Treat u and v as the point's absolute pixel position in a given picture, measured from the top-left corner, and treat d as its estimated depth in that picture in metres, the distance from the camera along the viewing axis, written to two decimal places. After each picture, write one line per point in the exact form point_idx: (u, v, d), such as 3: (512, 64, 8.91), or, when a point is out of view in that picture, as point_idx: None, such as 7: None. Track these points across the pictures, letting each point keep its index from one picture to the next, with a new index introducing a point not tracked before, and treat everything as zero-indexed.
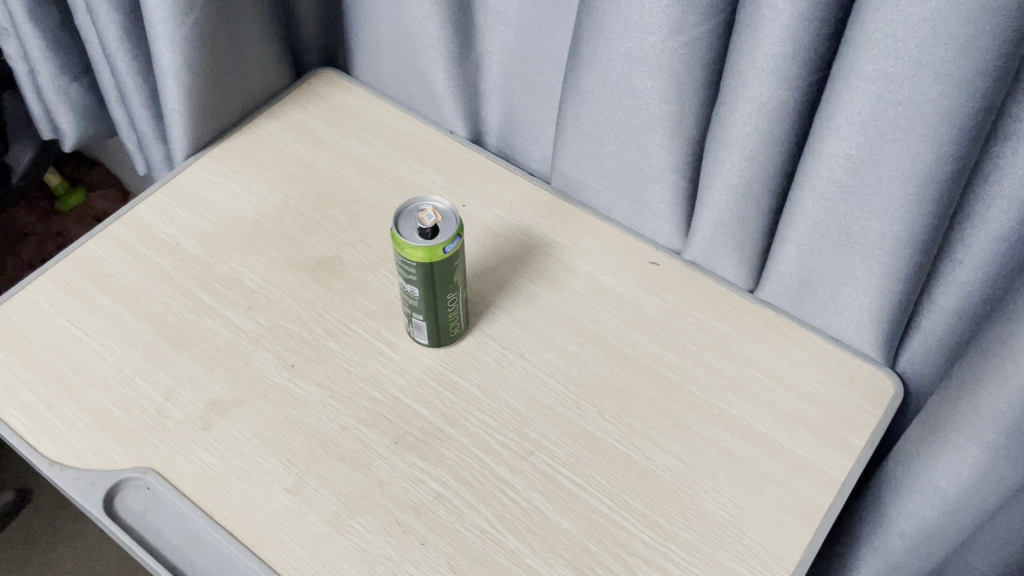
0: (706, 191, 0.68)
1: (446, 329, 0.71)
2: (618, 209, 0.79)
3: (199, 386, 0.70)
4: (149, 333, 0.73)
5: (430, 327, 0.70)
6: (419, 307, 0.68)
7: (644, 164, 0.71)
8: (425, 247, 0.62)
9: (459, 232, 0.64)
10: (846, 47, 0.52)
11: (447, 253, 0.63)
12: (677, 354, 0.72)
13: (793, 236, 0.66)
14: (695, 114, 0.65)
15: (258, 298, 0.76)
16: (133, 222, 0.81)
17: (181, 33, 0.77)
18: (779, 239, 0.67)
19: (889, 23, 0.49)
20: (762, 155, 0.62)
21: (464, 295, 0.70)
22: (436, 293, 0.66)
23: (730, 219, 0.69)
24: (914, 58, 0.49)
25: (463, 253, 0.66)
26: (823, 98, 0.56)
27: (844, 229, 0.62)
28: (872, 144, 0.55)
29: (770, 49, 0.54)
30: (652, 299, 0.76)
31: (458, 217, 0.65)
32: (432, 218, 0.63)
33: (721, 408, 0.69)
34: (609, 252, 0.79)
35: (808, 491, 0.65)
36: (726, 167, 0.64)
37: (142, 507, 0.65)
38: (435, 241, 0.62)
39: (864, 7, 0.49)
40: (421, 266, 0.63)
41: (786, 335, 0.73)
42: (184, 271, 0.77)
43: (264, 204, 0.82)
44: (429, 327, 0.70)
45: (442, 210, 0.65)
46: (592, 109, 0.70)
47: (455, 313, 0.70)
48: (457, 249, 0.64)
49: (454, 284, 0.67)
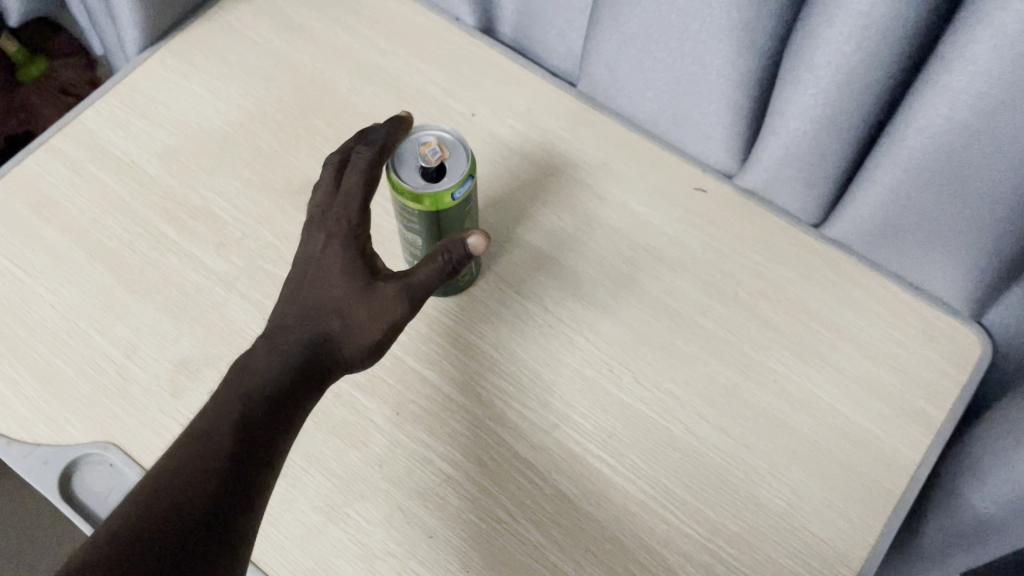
0: (778, 117, 0.54)
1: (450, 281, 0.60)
2: (659, 122, 0.66)
3: (165, 342, 0.60)
4: (103, 275, 0.62)
5: None
6: (423, 255, 0.56)
7: (697, 79, 0.57)
8: (426, 193, 0.50)
9: (467, 174, 0.51)
10: None
11: (452, 203, 0.51)
12: (726, 305, 0.62)
13: (893, 167, 0.51)
14: (771, 33, 0.51)
15: (231, 232, 0.64)
16: (78, 133, 0.68)
17: None
18: (872, 169, 0.53)
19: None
20: (866, 71, 0.47)
21: None
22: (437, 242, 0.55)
23: (803, 152, 0.56)
24: None
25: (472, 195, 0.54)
26: (956, 20, 0.42)
27: (969, 161, 0.48)
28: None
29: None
30: (698, 237, 0.64)
31: (470, 153, 0.52)
32: (437, 154, 0.51)
33: (777, 371, 0.59)
34: (648, 177, 0.66)
35: (876, 475, 0.56)
36: (808, 94, 0.50)
37: (106, 489, 0.56)
38: (439, 187, 0.50)
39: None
40: (420, 213, 0.51)
41: (856, 282, 0.62)
42: (143, 196, 0.65)
43: (234, 111, 0.69)
44: None
45: (448, 142, 0.52)
46: (637, 8, 0.55)
47: None
48: (468, 193, 0.52)
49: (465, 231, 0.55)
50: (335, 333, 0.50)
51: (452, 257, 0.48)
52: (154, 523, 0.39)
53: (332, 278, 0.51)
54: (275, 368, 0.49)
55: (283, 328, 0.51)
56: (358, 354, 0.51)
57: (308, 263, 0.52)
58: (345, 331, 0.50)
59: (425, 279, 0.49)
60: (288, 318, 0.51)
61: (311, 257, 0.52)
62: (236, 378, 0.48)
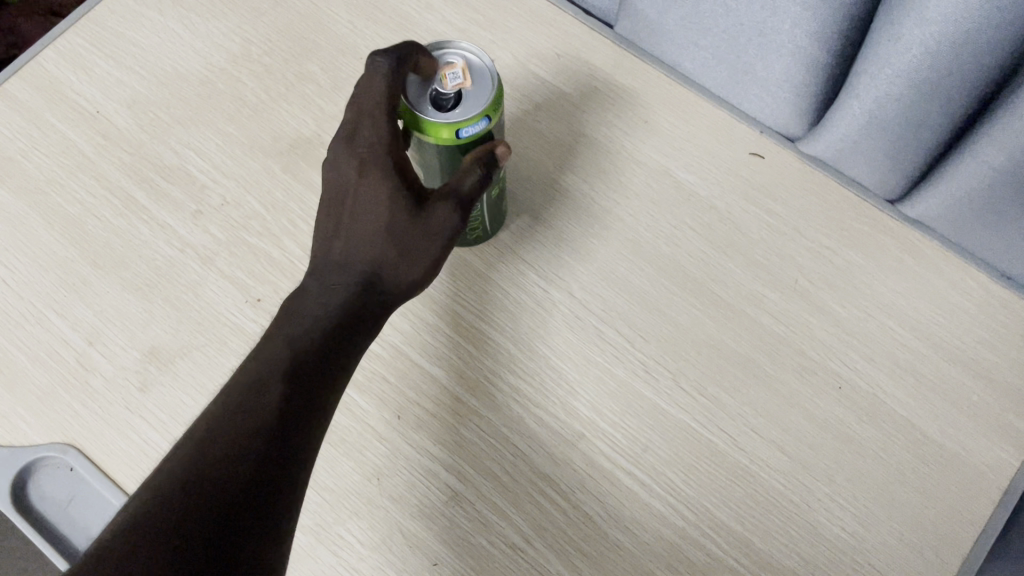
0: (865, 78, 0.44)
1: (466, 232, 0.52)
2: (711, 75, 0.56)
3: (132, 327, 0.52)
4: (63, 246, 0.54)
5: None
6: None
7: (765, 28, 0.47)
8: (426, 121, 0.42)
9: (490, 105, 0.43)
10: None
11: (467, 139, 0.43)
12: (783, 294, 0.53)
13: (1019, 135, 0.41)
14: None
15: (210, 197, 0.55)
16: (36, 78, 0.59)
17: None
18: (987, 139, 0.43)
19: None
20: (1002, 19, 0.37)
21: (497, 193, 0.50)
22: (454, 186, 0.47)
23: (892, 119, 0.46)
24: None
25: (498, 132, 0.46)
26: None
27: None
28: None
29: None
30: (751, 212, 0.55)
31: (496, 85, 0.43)
32: (454, 80, 0.43)
33: (842, 376, 0.51)
34: (694, 139, 0.57)
35: (957, 502, 0.47)
36: (911, 51, 0.41)
37: (65, 496, 0.49)
38: (443, 117, 0.42)
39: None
40: (429, 147, 0.44)
41: (937, 270, 0.53)
42: (108, 154, 0.57)
43: (215, 53, 0.60)
44: None
45: (474, 68, 0.44)
46: None
47: (481, 213, 0.51)
48: (480, 134, 0.43)
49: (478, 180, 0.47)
50: (387, 261, 0.44)
51: (488, 165, 0.44)
52: (220, 446, 0.35)
53: (376, 210, 0.44)
54: (322, 305, 0.42)
55: (333, 267, 0.44)
56: (414, 278, 0.44)
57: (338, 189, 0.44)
58: (396, 259, 0.44)
59: (468, 188, 0.44)
60: (329, 253, 0.44)
61: (342, 192, 0.44)
62: (280, 323, 0.42)
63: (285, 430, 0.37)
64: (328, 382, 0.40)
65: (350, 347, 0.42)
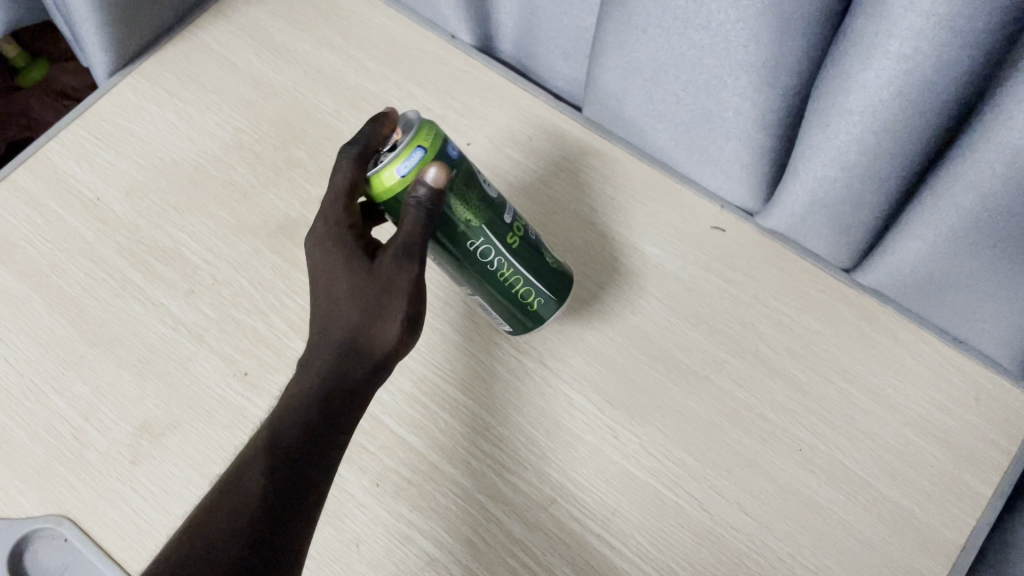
0: (805, 162, 0.48)
1: (519, 302, 0.51)
2: (672, 156, 0.59)
3: (126, 402, 0.55)
4: (62, 326, 0.57)
5: (490, 303, 0.51)
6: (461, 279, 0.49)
7: (714, 117, 0.51)
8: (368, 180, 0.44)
9: (416, 144, 0.42)
10: None
11: (404, 184, 0.42)
12: (745, 361, 0.55)
13: (943, 215, 0.44)
14: (794, 68, 0.44)
15: (201, 277, 0.59)
16: (40, 168, 0.63)
17: None
18: (919, 217, 0.46)
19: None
20: (915, 112, 0.40)
21: (506, 237, 0.48)
22: (456, 245, 0.46)
23: (834, 199, 0.49)
24: None
25: (461, 164, 0.45)
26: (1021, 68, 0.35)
27: None
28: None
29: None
30: (714, 283, 0.58)
31: (420, 123, 0.43)
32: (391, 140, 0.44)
33: (802, 439, 0.53)
34: (659, 215, 0.60)
35: (915, 560, 0.49)
36: (842, 138, 0.44)
37: (59, 566, 0.51)
38: (375, 171, 0.43)
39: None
40: (388, 206, 0.44)
41: (893, 336, 0.55)
42: (107, 238, 0.60)
43: (208, 141, 0.64)
44: (488, 302, 0.51)
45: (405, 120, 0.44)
46: (645, 37, 0.49)
47: (504, 266, 0.48)
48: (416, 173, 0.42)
49: (466, 223, 0.46)
50: (359, 327, 0.45)
51: (428, 202, 0.42)
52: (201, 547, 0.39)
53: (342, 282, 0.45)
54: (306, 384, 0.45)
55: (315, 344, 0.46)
56: (389, 339, 0.45)
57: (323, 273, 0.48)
58: (368, 325, 0.45)
59: (409, 235, 0.43)
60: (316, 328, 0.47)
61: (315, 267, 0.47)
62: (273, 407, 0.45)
63: (265, 518, 0.40)
64: (313, 467, 0.43)
65: (336, 425, 0.45)
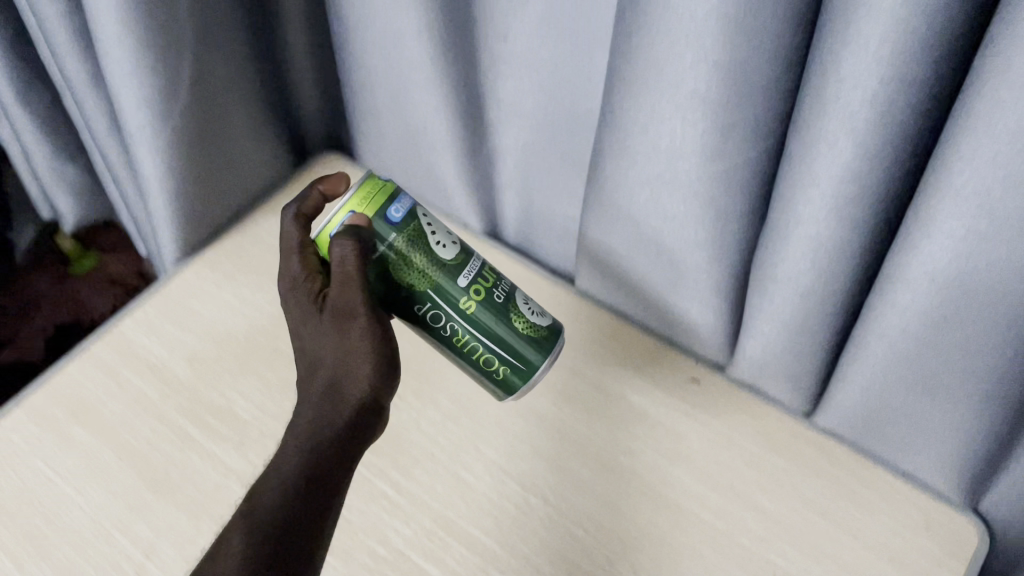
0: (753, 325, 0.59)
1: (485, 367, 0.55)
2: (651, 320, 0.71)
3: (182, 542, 0.62)
4: (130, 476, 0.66)
5: (458, 362, 0.56)
6: (427, 338, 0.55)
7: (680, 288, 0.62)
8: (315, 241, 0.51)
9: (350, 206, 0.50)
10: (916, 205, 0.41)
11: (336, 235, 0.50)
12: (723, 496, 0.63)
13: (863, 366, 0.54)
14: (737, 248, 0.56)
15: (250, 431, 0.68)
16: (116, 341, 0.74)
17: (158, 141, 0.69)
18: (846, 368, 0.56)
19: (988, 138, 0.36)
20: (827, 286, 0.51)
21: (453, 312, 0.53)
22: (406, 302, 0.53)
23: (780, 354, 0.60)
24: (1007, 221, 0.38)
25: (402, 230, 0.51)
26: (891, 251, 0.45)
27: (929, 363, 0.51)
28: (956, 264, 0.42)
29: (835, 174, 0.43)
30: (693, 427, 0.67)
31: (360, 184, 0.51)
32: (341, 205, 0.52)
33: (777, 564, 0.59)
34: (643, 370, 0.70)
35: None
36: (777, 306, 0.55)
37: None
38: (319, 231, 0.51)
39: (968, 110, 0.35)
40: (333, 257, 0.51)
41: (849, 470, 0.64)
42: (171, 399, 0.70)
43: (259, 315, 0.75)
44: (454, 360, 0.56)
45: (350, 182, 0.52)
46: (620, 228, 0.62)
47: (456, 334, 0.54)
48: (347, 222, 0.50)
49: (408, 283, 0.52)
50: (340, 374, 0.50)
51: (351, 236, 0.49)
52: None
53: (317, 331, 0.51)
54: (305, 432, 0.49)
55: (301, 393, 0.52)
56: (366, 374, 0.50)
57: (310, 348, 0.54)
58: (347, 372, 0.50)
59: (339, 266, 0.49)
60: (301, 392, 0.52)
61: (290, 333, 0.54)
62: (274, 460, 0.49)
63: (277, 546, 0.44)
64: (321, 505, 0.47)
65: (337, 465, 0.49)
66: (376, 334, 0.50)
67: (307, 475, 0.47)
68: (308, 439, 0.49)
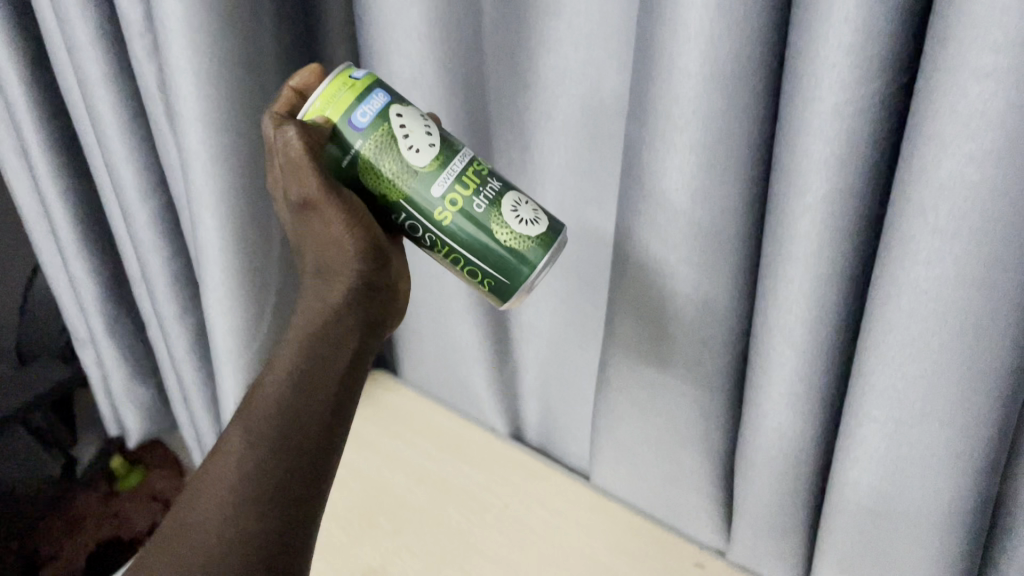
0: (743, 509, 0.68)
1: (472, 279, 0.54)
2: (658, 508, 0.80)
3: None
4: None
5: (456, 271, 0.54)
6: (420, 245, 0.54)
7: (682, 476, 0.73)
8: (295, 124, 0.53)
9: (317, 106, 0.50)
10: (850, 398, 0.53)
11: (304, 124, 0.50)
12: None
13: (832, 543, 0.62)
14: (724, 436, 0.67)
15: None
16: None
17: (240, 359, 0.84)
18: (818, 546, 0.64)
19: (911, 285, 0.45)
20: (796, 468, 0.61)
21: (418, 163, 0.50)
22: (385, 210, 0.52)
23: (768, 534, 0.68)
24: (913, 408, 0.49)
25: (369, 135, 0.49)
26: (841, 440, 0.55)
27: (883, 539, 0.59)
28: (902, 428, 0.51)
29: (794, 355, 0.54)
30: None
31: (337, 71, 0.50)
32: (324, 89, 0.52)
33: None
34: (653, 556, 0.77)
35: None
36: (758, 490, 0.64)
37: None
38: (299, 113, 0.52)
39: (889, 271, 0.46)
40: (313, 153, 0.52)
41: None
42: None
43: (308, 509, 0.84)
44: (447, 263, 0.54)
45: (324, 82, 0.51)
46: (626, 426, 0.73)
47: (436, 206, 0.51)
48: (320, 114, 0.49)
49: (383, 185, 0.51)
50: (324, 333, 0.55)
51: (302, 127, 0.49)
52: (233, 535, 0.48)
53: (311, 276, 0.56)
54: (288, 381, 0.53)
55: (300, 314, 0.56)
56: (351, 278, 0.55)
57: (314, 252, 0.56)
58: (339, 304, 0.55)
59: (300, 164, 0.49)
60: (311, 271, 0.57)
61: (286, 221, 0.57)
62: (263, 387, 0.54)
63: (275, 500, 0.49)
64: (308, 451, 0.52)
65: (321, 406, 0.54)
66: (362, 234, 0.53)
67: (258, 494, 0.49)
68: (263, 457, 0.50)
